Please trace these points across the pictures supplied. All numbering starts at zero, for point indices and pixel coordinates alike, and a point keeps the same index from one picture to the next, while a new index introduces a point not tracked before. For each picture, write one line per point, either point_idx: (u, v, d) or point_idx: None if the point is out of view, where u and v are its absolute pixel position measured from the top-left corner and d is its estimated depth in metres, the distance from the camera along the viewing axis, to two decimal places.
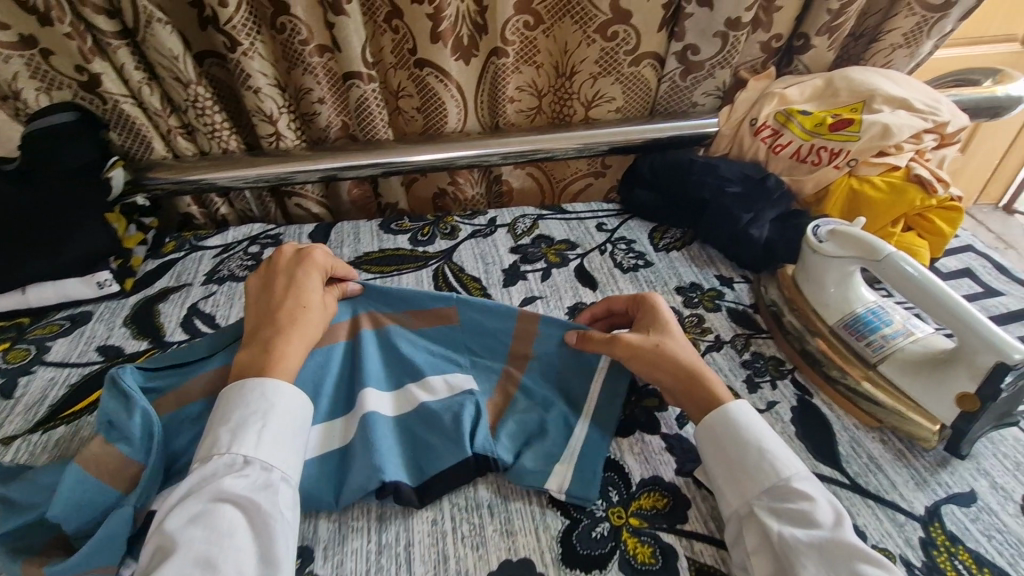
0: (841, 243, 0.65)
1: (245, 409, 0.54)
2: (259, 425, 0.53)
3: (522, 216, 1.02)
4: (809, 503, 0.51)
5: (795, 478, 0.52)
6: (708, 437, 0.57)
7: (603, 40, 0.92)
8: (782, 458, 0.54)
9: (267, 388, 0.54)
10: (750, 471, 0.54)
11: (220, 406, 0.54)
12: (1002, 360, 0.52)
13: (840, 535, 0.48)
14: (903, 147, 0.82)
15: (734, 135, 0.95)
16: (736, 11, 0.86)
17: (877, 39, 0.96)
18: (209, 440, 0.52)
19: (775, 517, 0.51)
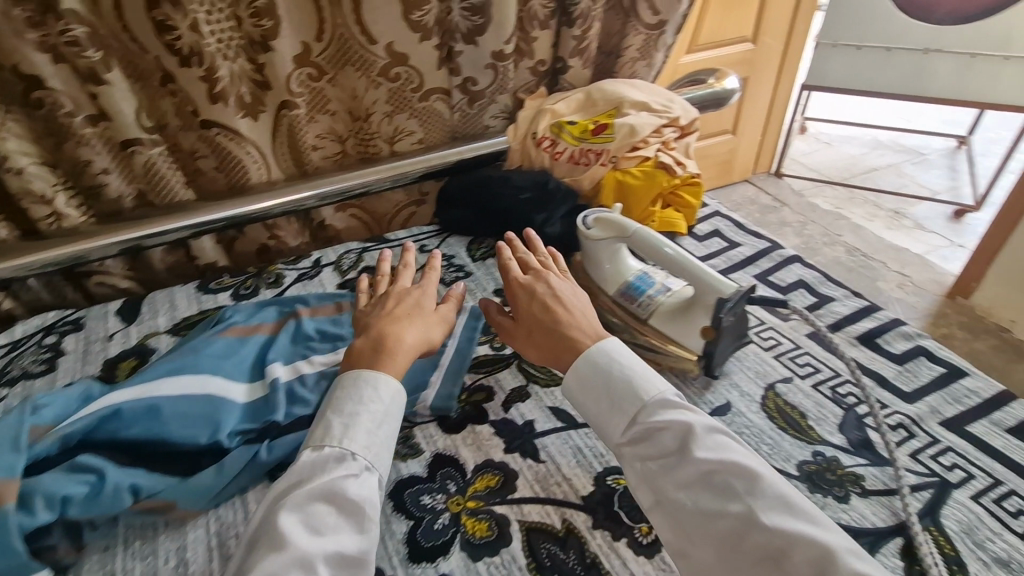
0: (604, 226, 0.79)
1: (367, 398, 0.59)
2: (371, 419, 0.58)
3: (347, 251, 1.06)
4: (662, 432, 0.56)
5: (644, 410, 0.58)
6: (573, 395, 0.63)
7: (388, 81, 0.98)
8: (632, 396, 0.59)
9: (375, 380, 0.60)
10: (612, 415, 0.60)
11: (336, 394, 0.60)
12: (722, 293, 0.67)
13: (690, 456, 0.54)
14: (648, 141, 0.99)
15: (523, 149, 1.08)
16: (498, 44, 0.99)
17: (620, 56, 1.16)
18: (322, 429, 0.57)
19: (638, 452, 0.58)
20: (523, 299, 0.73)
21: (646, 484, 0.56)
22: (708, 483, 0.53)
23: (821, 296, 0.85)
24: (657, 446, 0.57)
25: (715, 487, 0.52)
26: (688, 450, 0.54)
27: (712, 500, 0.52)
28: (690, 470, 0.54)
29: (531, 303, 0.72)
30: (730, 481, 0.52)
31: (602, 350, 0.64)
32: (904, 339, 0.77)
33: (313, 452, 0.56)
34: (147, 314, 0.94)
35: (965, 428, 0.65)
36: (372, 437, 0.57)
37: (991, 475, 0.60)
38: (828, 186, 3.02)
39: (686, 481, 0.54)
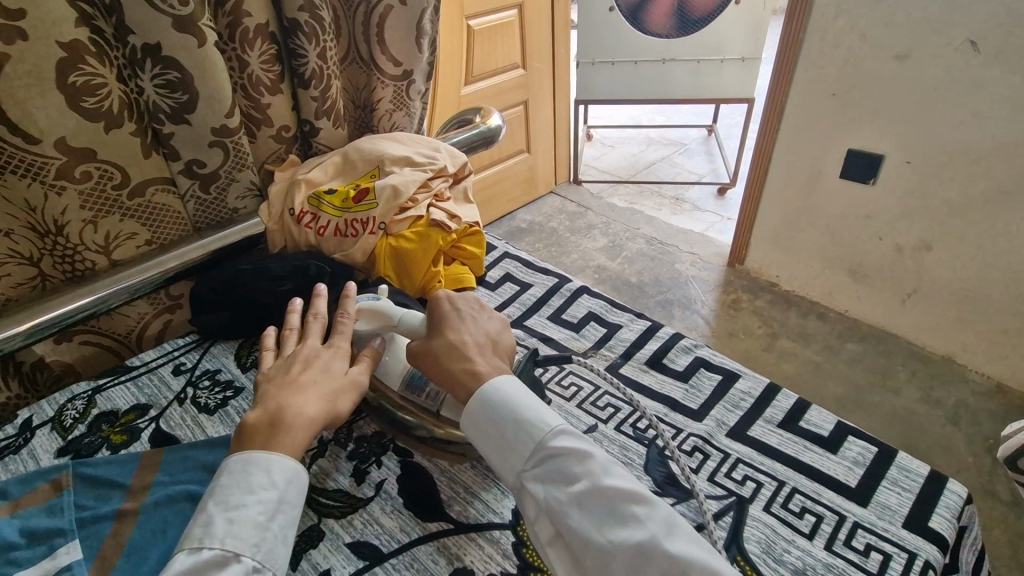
0: (368, 318, 0.72)
1: (254, 486, 0.54)
2: (256, 513, 0.53)
3: (71, 399, 0.82)
4: (570, 460, 0.56)
5: (550, 439, 0.57)
6: (472, 424, 0.61)
7: (75, 183, 0.78)
8: (539, 425, 0.58)
9: (252, 463, 0.56)
10: (515, 444, 0.58)
11: (221, 482, 0.55)
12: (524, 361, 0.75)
13: (598, 483, 0.54)
14: (417, 199, 0.93)
15: (282, 228, 0.94)
16: (218, 119, 0.85)
17: (374, 109, 1.09)
18: (203, 524, 0.53)
19: (540, 482, 0.56)
20: (433, 317, 0.68)
21: (550, 514, 0.55)
22: (613, 511, 0.53)
23: (610, 325, 0.87)
24: (553, 479, 0.56)
25: (619, 518, 0.53)
26: (596, 477, 0.54)
27: (617, 528, 0.52)
28: (598, 499, 0.53)
29: (447, 321, 0.67)
30: (635, 510, 0.53)
31: (501, 380, 0.62)
32: (684, 352, 0.80)
33: (187, 554, 0.51)
34: None
35: (747, 434, 0.69)
36: (252, 533, 0.52)
37: (776, 478, 0.64)
38: (620, 185, 3.34)
39: (586, 509, 0.54)
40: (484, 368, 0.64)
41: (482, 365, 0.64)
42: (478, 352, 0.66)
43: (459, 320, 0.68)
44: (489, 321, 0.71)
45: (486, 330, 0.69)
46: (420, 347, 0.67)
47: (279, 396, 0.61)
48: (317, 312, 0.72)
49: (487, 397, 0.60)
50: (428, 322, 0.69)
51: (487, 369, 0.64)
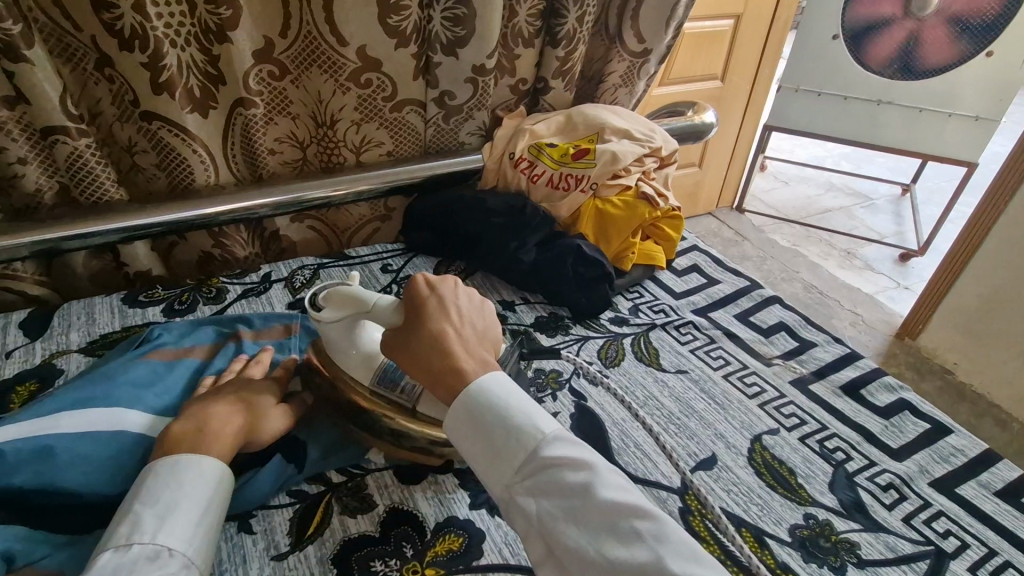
0: (335, 303, 0.65)
1: (181, 490, 0.47)
2: (181, 517, 0.46)
3: (301, 267, 0.96)
4: (564, 468, 0.47)
5: (542, 444, 0.48)
6: (455, 426, 0.52)
7: (358, 87, 0.91)
8: (530, 426, 0.49)
9: (175, 464, 0.48)
10: (502, 451, 0.49)
11: (149, 482, 0.47)
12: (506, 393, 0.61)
13: (594, 495, 0.45)
14: (630, 170, 0.95)
15: (498, 169, 1.02)
16: (479, 58, 0.93)
17: (603, 81, 1.13)
18: (124, 524, 0.44)
19: (532, 495, 0.47)
20: (409, 308, 0.60)
21: (544, 534, 0.46)
22: (609, 528, 0.44)
23: (802, 340, 0.83)
24: (542, 492, 0.47)
25: (619, 536, 0.43)
26: (591, 488, 0.45)
27: (619, 548, 0.43)
28: (593, 512, 0.44)
29: (433, 310, 0.59)
30: (637, 526, 0.43)
31: (494, 381, 0.53)
32: (888, 391, 0.74)
33: (113, 551, 0.42)
34: (58, 327, 0.81)
35: (954, 489, 0.63)
36: (196, 531, 0.46)
37: (986, 543, 0.59)
38: (783, 223, 3.10)
39: (583, 523, 0.45)
40: (474, 364, 0.55)
41: (470, 360, 0.55)
42: (471, 346, 0.57)
43: (442, 310, 0.59)
44: (476, 313, 0.62)
45: (475, 327, 0.60)
46: (399, 338, 0.59)
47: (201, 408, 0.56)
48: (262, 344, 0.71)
49: (475, 399, 0.51)
50: (404, 314, 0.60)
51: (476, 367, 0.55)
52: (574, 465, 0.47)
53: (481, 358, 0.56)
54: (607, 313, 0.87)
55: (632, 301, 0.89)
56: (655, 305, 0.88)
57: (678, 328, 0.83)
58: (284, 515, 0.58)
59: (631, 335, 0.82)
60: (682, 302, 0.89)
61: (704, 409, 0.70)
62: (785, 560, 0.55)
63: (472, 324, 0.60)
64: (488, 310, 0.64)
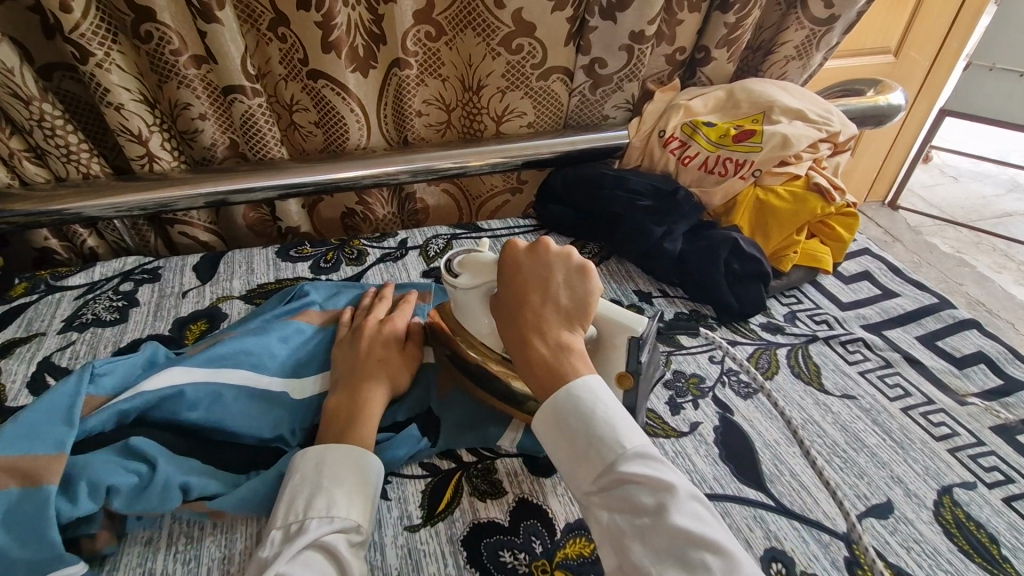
0: (474, 269, 0.60)
1: (358, 474, 0.52)
2: (359, 500, 0.50)
3: (434, 236, 0.97)
4: (639, 485, 0.44)
5: (621, 458, 0.45)
6: (544, 424, 0.49)
7: (507, 53, 0.87)
8: (612, 438, 0.46)
9: (349, 448, 0.52)
10: (582, 456, 0.47)
11: (330, 462, 0.51)
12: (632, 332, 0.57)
13: (667, 520, 0.41)
14: (801, 156, 0.83)
15: (644, 147, 0.94)
16: (639, 24, 0.85)
17: (772, 52, 1.00)
18: (319, 498, 0.49)
19: (607, 507, 0.45)
20: (502, 278, 0.57)
21: (616, 549, 0.43)
22: (681, 558, 0.40)
23: (1006, 379, 0.69)
24: (617, 506, 0.44)
25: (687, 565, 0.40)
26: (665, 511, 0.42)
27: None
28: (667, 540, 0.41)
29: (522, 284, 0.56)
30: (709, 559, 0.39)
31: (589, 374, 0.50)
32: None
33: (318, 522, 0.48)
34: (222, 273, 0.88)
35: None
36: (368, 518, 0.50)
37: None
38: (947, 225, 2.67)
39: (654, 545, 0.41)
40: (543, 349, 0.52)
41: (543, 345, 0.52)
42: (547, 324, 0.53)
43: (531, 284, 0.55)
44: (569, 285, 0.56)
45: (562, 301, 0.55)
46: (495, 304, 0.57)
47: (348, 387, 0.59)
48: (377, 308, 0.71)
49: (557, 392, 0.49)
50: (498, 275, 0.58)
51: (549, 353, 0.51)
52: (652, 485, 0.43)
53: (556, 338, 0.52)
54: (758, 317, 0.78)
55: (788, 307, 0.80)
56: (816, 315, 0.78)
57: (844, 344, 0.73)
58: (418, 486, 0.59)
59: (788, 346, 0.73)
60: (849, 315, 0.78)
61: (877, 445, 0.61)
62: None
63: (559, 300, 0.55)
64: (591, 280, 0.56)
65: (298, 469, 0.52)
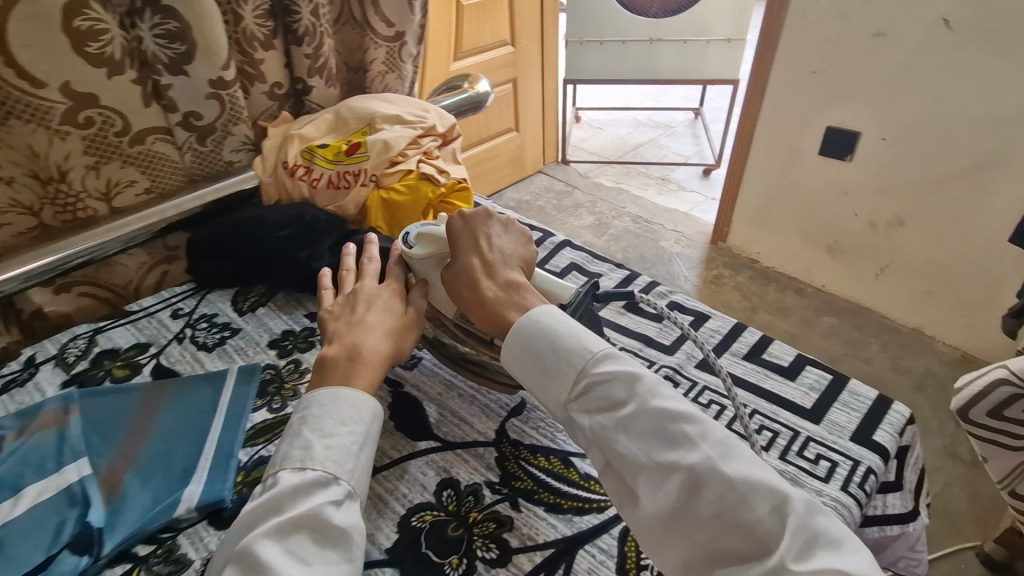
0: (428, 241, 0.72)
1: (341, 419, 0.56)
2: (352, 441, 0.55)
3: (72, 338, 0.85)
4: (610, 384, 0.54)
5: (591, 363, 0.55)
6: (512, 354, 0.59)
7: (78, 129, 0.81)
8: (580, 350, 0.56)
9: (328, 398, 0.57)
10: (554, 374, 0.57)
11: (313, 411, 0.56)
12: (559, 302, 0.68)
13: (644, 406, 0.52)
14: (407, 154, 0.97)
15: (275, 180, 0.97)
16: (215, 71, 0.88)
17: (367, 70, 1.13)
18: (297, 445, 0.54)
19: (586, 409, 0.54)
20: (455, 241, 0.69)
21: (599, 444, 0.53)
22: (663, 435, 0.50)
23: (591, 274, 0.92)
24: (594, 407, 0.54)
25: (669, 441, 0.50)
26: (641, 397, 0.52)
27: (669, 451, 0.49)
28: (651, 422, 0.51)
29: (466, 240, 0.68)
30: (686, 431, 0.49)
31: (542, 303, 0.62)
32: (659, 297, 0.85)
33: (292, 474, 0.52)
34: None
35: (715, 365, 0.74)
36: (344, 461, 0.54)
37: (738, 401, 0.69)
38: (607, 165, 3.33)
39: (636, 432, 0.51)
40: (493, 289, 0.63)
41: (494, 287, 0.64)
42: (497, 272, 0.65)
43: (474, 242, 0.68)
44: (511, 238, 0.70)
45: (505, 251, 0.68)
46: (450, 265, 0.68)
47: (353, 334, 0.63)
48: (371, 256, 0.74)
49: (523, 324, 0.59)
50: (452, 241, 0.69)
51: (499, 292, 0.63)
52: (622, 382, 0.53)
53: (505, 281, 0.65)
54: None
55: None
56: None
57: None
58: None
59: None
60: None
61: None
62: (587, 470, 0.63)
63: (501, 250, 0.67)
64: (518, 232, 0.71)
65: (296, 412, 0.58)
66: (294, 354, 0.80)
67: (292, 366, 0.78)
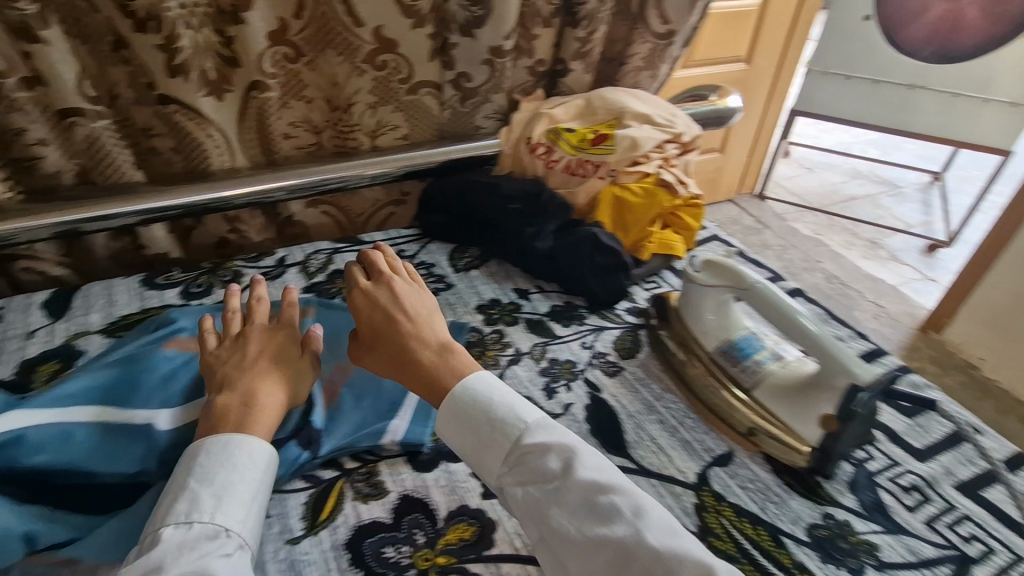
0: (715, 271, 0.70)
1: (185, 480, 0.49)
2: (248, 490, 0.50)
3: (315, 252, 0.94)
4: (542, 456, 0.52)
5: (523, 434, 0.54)
6: (446, 425, 0.57)
7: (373, 69, 0.89)
8: (512, 418, 0.55)
9: (237, 445, 0.52)
10: (489, 441, 0.55)
11: (201, 461, 0.50)
12: (854, 381, 0.57)
13: (575, 478, 0.51)
14: (650, 156, 0.93)
15: (515, 154, 1.01)
16: (497, 40, 0.91)
17: (623, 63, 1.10)
18: (169, 504, 0.48)
19: (518, 483, 0.53)
20: (361, 314, 0.66)
21: (534, 516, 0.51)
22: (591, 507, 0.50)
23: None
24: (526, 478, 0.52)
25: (600, 515, 0.49)
26: (570, 471, 0.51)
27: (598, 524, 0.49)
28: (561, 502, 0.50)
29: (381, 310, 0.66)
30: (615, 503, 0.49)
31: (472, 381, 0.58)
32: (915, 388, 0.72)
33: (173, 530, 0.46)
34: (79, 308, 0.82)
35: (979, 493, 0.62)
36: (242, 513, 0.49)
37: (1012, 550, 0.57)
38: (807, 212, 2.98)
39: (566, 505, 0.50)
40: (431, 355, 0.61)
41: (428, 352, 0.61)
42: (428, 334, 0.63)
43: (392, 312, 0.65)
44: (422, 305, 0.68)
45: (425, 316, 0.66)
46: (366, 335, 0.65)
47: (246, 377, 0.59)
48: (261, 295, 0.71)
49: (455, 394, 0.57)
50: (368, 306, 0.66)
51: (434, 355, 0.61)
52: (554, 454, 0.52)
53: (439, 342, 0.63)
54: (623, 302, 0.86)
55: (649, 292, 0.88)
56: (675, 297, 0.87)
57: None
58: (299, 499, 0.58)
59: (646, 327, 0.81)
60: None
61: None
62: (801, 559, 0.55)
63: (412, 313, 0.65)
64: (429, 297, 0.69)
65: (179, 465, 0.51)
66: (499, 325, 0.81)
67: (495, 336, 0.79)
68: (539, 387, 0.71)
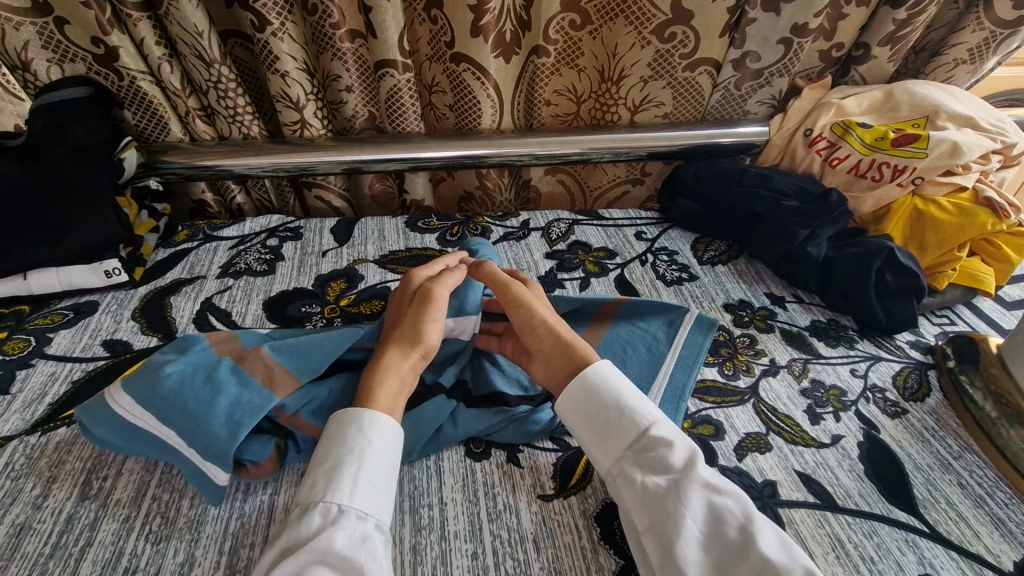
0: None
1: (351, 448, 0.50)
2: (364, 467, 0.50)
3: (557, 220, 0.96)
4: (664, 449, 0.51)
5: (652, 427, 0.53)
6: (576, 399, 0.56)
7: (660, 41, 0.86)
8: (644, 410, 0.55)
9: (371, 422, 0.52)
10: (613, 425, 0.54)
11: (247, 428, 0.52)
12: None
13: (694, 473, 0.49)
14: (971, 167, 0.77)
15: (786, 145, 0.92)
16: (804, 16, 0.81)
17: (939, 54, 0.93)
18: (316, 479, 0.49)
19: (637, 468, 0.51)
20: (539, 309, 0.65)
21: (644, 501, 0.49)
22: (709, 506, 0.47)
23: None
24: (648, 467, 0.51)
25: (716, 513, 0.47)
26: (693, 468, 0.49)
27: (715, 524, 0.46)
28: (684, 496, 0.47)
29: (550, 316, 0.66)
30: (732, 509, 0.47)
31: (602, 374, 0.58)
32: None
33: (304, 509, 0.47)
34: (357, 239, 0.93)
35: None
36: (368, 492, 0.49)
37: None
38: None
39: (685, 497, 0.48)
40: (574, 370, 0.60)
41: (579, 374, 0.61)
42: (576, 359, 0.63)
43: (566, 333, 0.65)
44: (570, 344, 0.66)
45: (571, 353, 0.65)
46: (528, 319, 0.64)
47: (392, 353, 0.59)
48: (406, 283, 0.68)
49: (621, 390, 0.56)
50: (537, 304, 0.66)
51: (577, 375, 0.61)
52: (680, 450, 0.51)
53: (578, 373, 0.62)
54: (906, 334, 0.74)
55: (940, 328, 0.75)
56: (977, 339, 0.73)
57: None
58: (549, 458, 0.60)
59: (934, 368, 0.69)
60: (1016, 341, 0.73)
61: None
62: None
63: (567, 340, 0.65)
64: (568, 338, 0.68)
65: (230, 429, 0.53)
66: (750, 329, 0.75)
67: (747, 340, 0.73)
68: (800, 408, 0.64)
